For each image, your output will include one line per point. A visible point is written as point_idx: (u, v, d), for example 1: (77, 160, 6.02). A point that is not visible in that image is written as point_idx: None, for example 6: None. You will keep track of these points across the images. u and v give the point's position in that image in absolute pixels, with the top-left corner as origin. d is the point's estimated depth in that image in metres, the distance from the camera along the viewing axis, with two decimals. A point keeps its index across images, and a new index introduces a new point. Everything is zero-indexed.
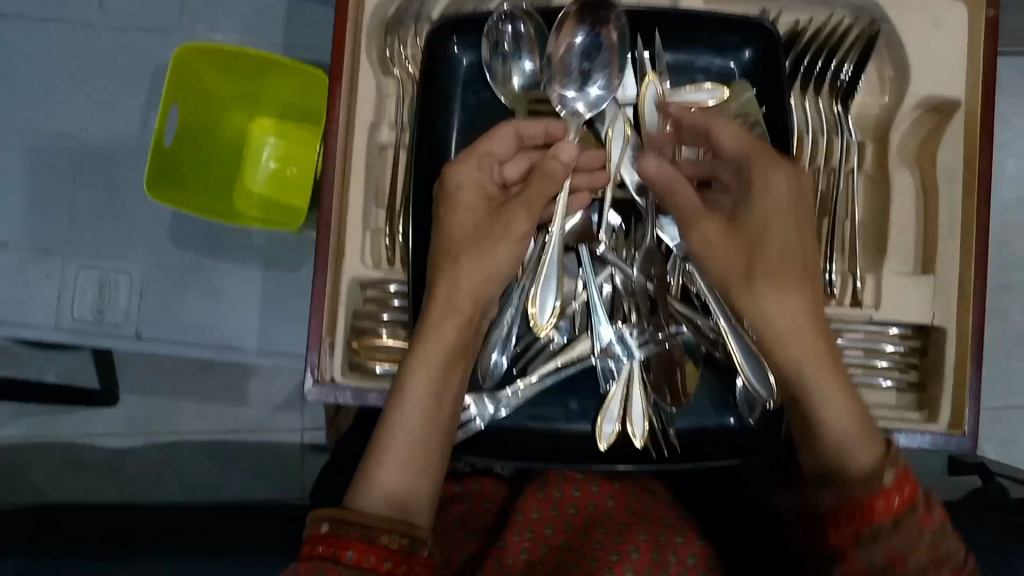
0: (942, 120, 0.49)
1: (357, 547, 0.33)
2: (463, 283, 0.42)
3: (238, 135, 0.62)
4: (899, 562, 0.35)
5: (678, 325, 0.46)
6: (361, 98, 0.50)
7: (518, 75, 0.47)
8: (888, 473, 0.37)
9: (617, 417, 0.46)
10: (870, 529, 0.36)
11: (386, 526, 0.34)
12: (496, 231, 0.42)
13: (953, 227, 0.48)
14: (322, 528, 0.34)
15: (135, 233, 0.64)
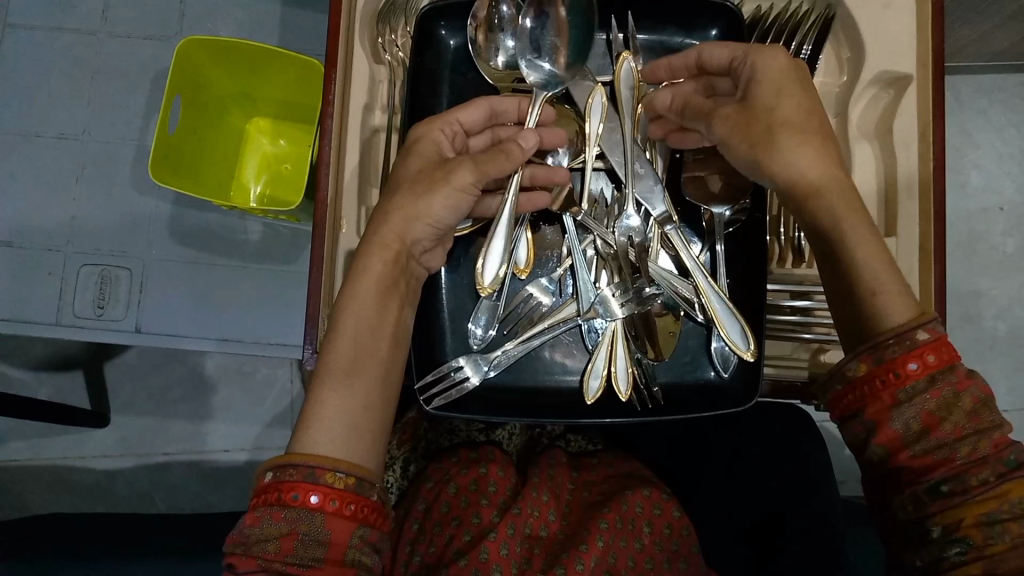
0: (895, 93, 0.53)
1: (302, 489, 0.37)
2: (391, 217, 0.44)
3: (237, 136, 0.66)
4: (935, 424, 0.37)
5: (653, 287, 0.48)
6: (355, 81, 0.53)
7: (501, 53, 0.51)
8: (921, 331, 0.38)
9: (602, 374, 0.48)
10: (903, 392, 0.37)
11: (332, 467, 0.37)
12: (434, 178, 0.44)
13: (912, 193, 0.52)
14: (269, 479, 0.38)
15: (137, 228, 0.66)
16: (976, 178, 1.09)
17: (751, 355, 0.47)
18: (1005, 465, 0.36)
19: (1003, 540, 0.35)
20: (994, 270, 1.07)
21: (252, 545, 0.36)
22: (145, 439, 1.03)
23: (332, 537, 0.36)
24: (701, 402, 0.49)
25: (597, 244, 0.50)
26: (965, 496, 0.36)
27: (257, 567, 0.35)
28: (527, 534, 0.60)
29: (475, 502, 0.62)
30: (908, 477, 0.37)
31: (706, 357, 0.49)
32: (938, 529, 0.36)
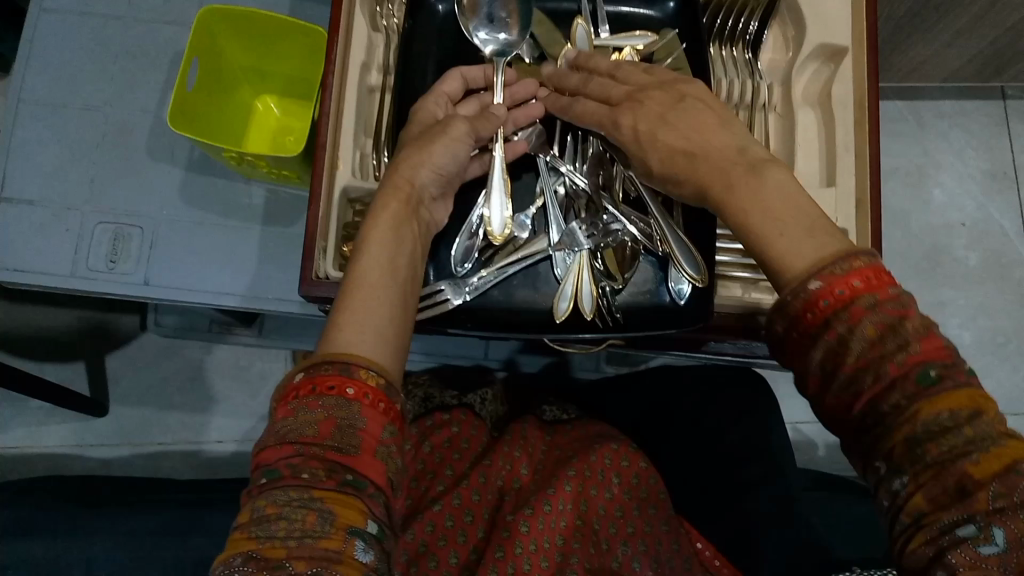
0: (833, 65, 0.60)
1: (338, 380, 0.38)
2: (398, 167, 0.50)
3: (245, 107, 0.72)
4: (841, 360, 0.37)
5: (617, 223, 0.55)
6: (355, 40, 0.60)
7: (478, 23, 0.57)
8: (814, 279, 0.37)
9: (570, 295, 0.54)
10: (810, 335, 0.38)
11: (366, 364, 0.39)
12: (435, 132, 0.51)
13: (847, 146, 0.58)
14: (300, 378, 0.39)
15: (150, 192, 0.72)
16: (939, 197, 1.16)
17: (703, 282, 0.52)
18: (914, 384, 0.35)
19: (932, 464, 0.34)
20: (957, 281, 1.14)
21: (286, 433, 0.37)
22: (141, 429, 1.09)
23: (365, 428, 0.37)
24: (656, 323, 0.55)
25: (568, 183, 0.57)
26: (885, 425, 0.35)
27: (296, 450, 0.36)
28: (498, 484, 0.68)
29: (449, 457, 0.71)
30: (841, 413, 0.38)
31: (664, 284, 0.56)
32: (881, 463, 0.36)
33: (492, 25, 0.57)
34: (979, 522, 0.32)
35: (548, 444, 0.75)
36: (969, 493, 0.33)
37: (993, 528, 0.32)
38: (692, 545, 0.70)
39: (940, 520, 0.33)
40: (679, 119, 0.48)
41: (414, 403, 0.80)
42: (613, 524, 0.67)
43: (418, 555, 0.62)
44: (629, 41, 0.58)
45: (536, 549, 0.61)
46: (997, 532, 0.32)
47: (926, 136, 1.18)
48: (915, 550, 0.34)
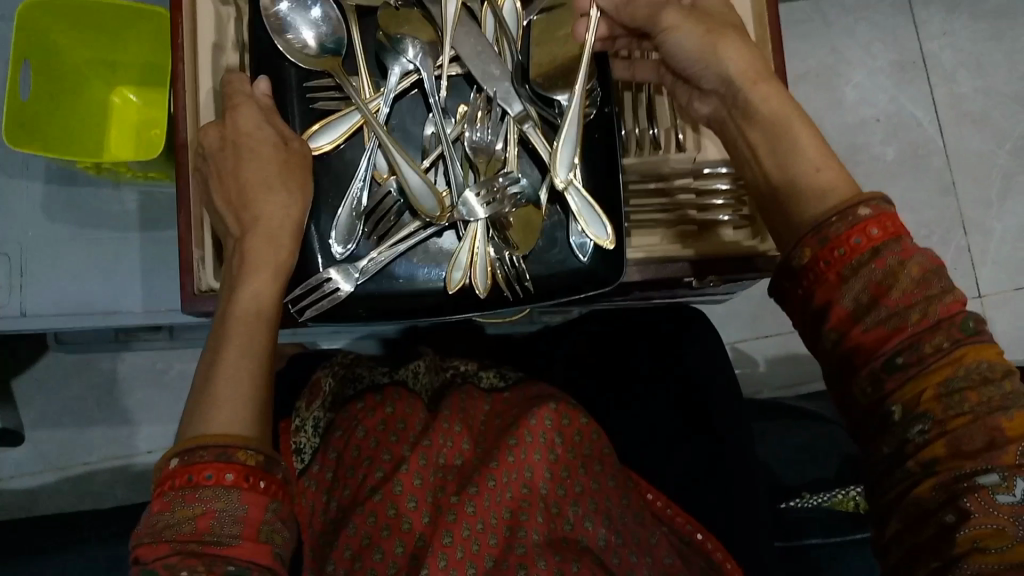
0: None
1: (215, 469, 0.44)
2: (273, 217, 0.51)
3: (99, 104, 0.66)
4: (883, 293, 0.42)
5: (513, 184, 0.52)
6: (202, 20, 0.56)
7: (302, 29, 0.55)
8: (862, 208, 0.44)
9: (464, 265, 0.53)
10: (847, 268, 0.43)
11: (241, 445, 0.45)
12: (291, 169, 0.52)
13: None
14: (176, 464, 0.44)
15: (11, 212, 0.67)
16: (851, 95, 1.14)
17: (611, 244, 0.52)
18: (957, 329, 0.41)
19: (963, 412, 0.40)
20: (878, 178, 1.13)
21: (165, 529, 0.42)
22: (64, 451, 1.02)
23: (244, 513, 0.43)
24: (567, 287, 0.54)
25: (469, 138, 0.54)
26: (919, 366, 0.41)
27: (172, 548, 0.41)
28: (441, 463, 0.65)
29: (386, 440, 0.67)
30: (865, 349, 0.43)
31: (570, 247, 0.54)
32: (899, 409, 0.42)
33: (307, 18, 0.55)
34: (1004, 471, 0.38)
35: (504, 409, 0.72)
36: (998, 445, 0.39)
37: (1016, 478, 0.38)
38: (643, 496, 0.69)
39: (961, 468, 0.39)
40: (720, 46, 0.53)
41: (342, 384, 0.75)
42: (561, 486, 0.65)
43: (362, 549, 0.60)
44: None
45: (483, 528, 0.60)
46: (1017, 482, 0.38)
47: (833, 34, 1.15)
48: (924, 493, 0.40)
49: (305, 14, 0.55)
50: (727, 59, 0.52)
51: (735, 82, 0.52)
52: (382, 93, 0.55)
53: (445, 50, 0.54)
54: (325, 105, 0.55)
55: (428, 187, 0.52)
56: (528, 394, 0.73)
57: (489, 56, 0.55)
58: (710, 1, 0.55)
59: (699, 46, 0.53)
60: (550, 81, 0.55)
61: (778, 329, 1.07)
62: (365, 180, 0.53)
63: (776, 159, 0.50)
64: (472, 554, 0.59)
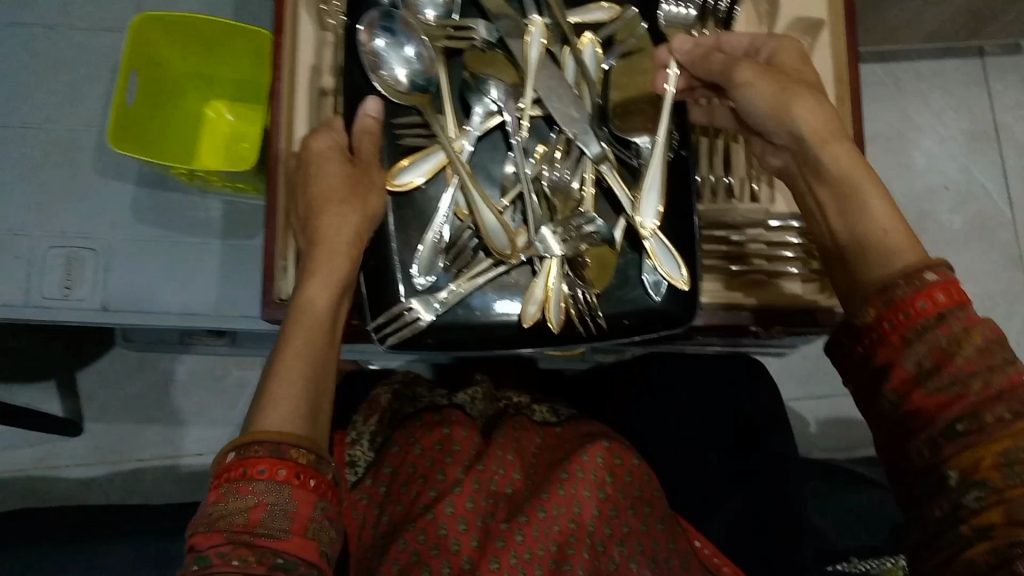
0: (811, 39, 0.62)
1: (269, 464, 0.45)
2: (342, 229, 0.53)
3: (194, 116, 0.70)
4: (946, 360, 0.44)
5: (590, 224, 0.53)
6: (302, 44, 0.60)
7: (394, 65, 0.55)
8: (929, 273, 0.46)
9: (539, 299, 0.53)
10: (911, 331, 0.46)
11: (295, 443, 0.46)
12: (362, 186, 0.54)
13: None
14: (232, 458, 0.45)
15: (101, 210, 0.71)
16: (920, 161, 1.14)
17: (686, 284, 0.53)
18: (1018, 402, 0.43)
19: (1020, 482, 0.41)
20: (943, 246, 1.12)
21: (219, 519, 0.43)
22: (119, 446, 1.06)
23: (294, 509, 0.44)
24: (639, 328, 0.54)
25: (548, 176, 0.55)
26: (980, 433, 0.43)
27: (225, 538, 0.42)
28: (492, 489, 0.66)
29: (439, 461, 0.68)
30: (922, 412, 0.45)
31: (643, 287, 0.54)
32: (956, 474, 0.43)
33: (400, 54, 0.55)
34: None
35: (552, 447, 0.73)
36: None
37: None
38: (689, 542, 0.69)
39: (1014, 535, 0.40)
40: (793, 105, 0.54)
41: (400, 402, 0.77)
42: (608, 524, 0.65)
43: (409, 565, 0.61)
44: (589, 18, 0.57)
45: (529, 558, 0.61)
46: None
47: (906, 99, 1.15)
48: (976, 556, 0.41)
49: (399, 51, 0.55)
50: (800, 116, 0.54)
51: (806, 142, 0.54)
52: (466, 133, 0.55)
53: (529, 93, 0.55)
54: (412, 141, 0.55)
55: (503, 227, 0.53)
56: (578, 431, 0.75)
57: (572, 102, 0.54)
58: (783, 58, 0.57)
59: (772, 103, 0.55)
60: (629, 124, 0.56)
61: (830, 389, 1.06)
62: (447, 212, 0.54)
63: (846, 219, 0.51)
64: None
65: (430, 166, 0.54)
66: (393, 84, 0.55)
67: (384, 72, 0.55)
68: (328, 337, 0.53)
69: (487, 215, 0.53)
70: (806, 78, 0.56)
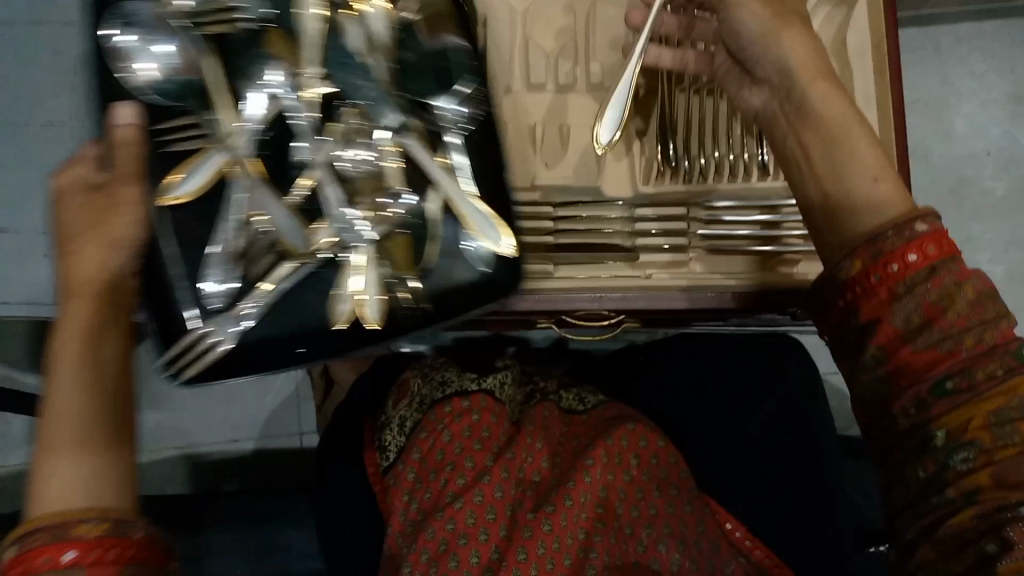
0: (848, 8, 0.59)
1: (53, 549, 0.32)
2: (84, 253, 0.41)
3: None
4: (937, 314, 0.42)
5: (395, 208, 0.49)
6: None
7: (144, 68, 0.49)
8: (919, 224, 0.43)
9: (351, 297, 0.50)
10: (901, 284, 0.43)
11: (83, 515, 0.33)
12: (106, 203, 0.43)
13: (869, 101, 0.58)
14: (11, 553, 0.33)
15: None
16: (961, 127, 1.10)
17: (512, 251, 0.51)
18: (1012, 358, 0.41)
19: (1013, 443, 0.40)
20: (986, 215, 1.09)
21: None
22: None
23: None
24: (468, 301, 0.52)
25: (343, 159, 0.49)
26: (971, 392, 0.41)
27: None
28: (521, 476, 0.66)
29: (468, 447, 0.67)
30: (911, 369, 0.43)
31: (455, 258, 0.51)
32: (942, 434, 0.42)
33: (144, 56, 0.49)
34: None
35: (577, 433, 0.73)
36: None
37: None
38: (721, 526, 0.68)
39: (999, 498, 0.40)
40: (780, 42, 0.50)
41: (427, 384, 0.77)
42: (635, 508, 0.65)
43: (439, 554, 0.60)
44: None
45: (559, 547, 0.60)
46: None
47: (947, 62, 1.10)
48: (964, 522, 0.41)
49: (145, 50, 0.49)
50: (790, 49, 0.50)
51: (792, 78, 0.50)
52: (241, 119, 0.49)
53: (311, 66, 0.49)
54: (184, 147, 0.49)
55: (295, 225, 0.48)
56: (608, 409, 0.75)
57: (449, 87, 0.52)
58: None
59: (761, 31, 0.51)
60: (421, 83, 0.51)
61: None
62: (233, 214, 0.49)
63: (829, 175, 0.48)
64: (545, 572, 0.59)
65: (202, 168, 0.49)
66: (137, 88, 0.49)
67: (132, 79, 0.49)
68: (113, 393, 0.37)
69: (280, 214, 0.48)
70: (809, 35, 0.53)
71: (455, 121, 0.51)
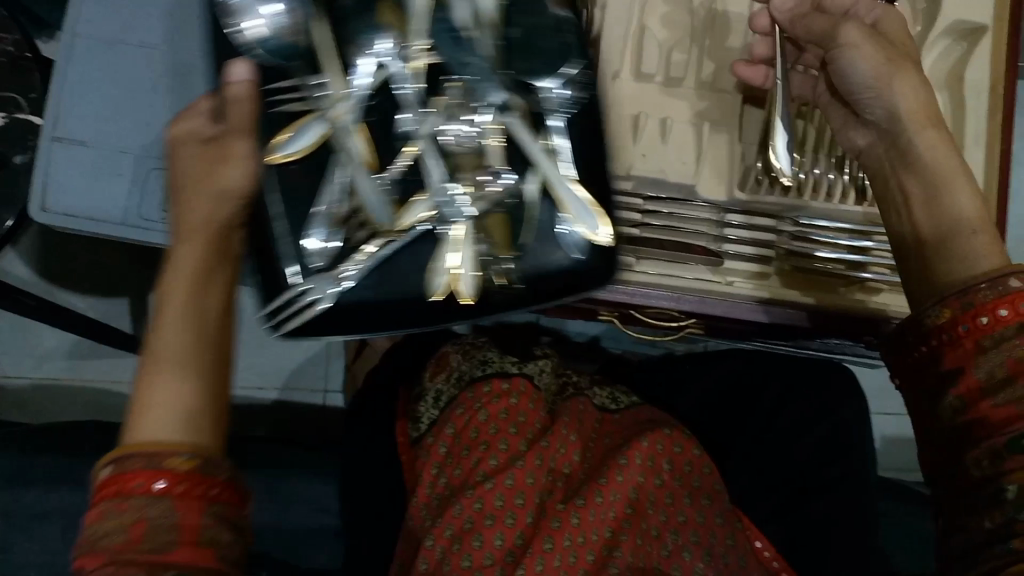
0: (968, 44, 0.62)
1: (146, 477, 0.36)
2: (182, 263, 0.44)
3: None
4: (1021, 372, 0.41)
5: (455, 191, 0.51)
6: None
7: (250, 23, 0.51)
8: (1013, 279, 0.42)
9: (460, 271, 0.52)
10: (987, 337, 0.42)
11: (176, 451, 0.37)
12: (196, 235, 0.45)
13: (978, 141, 0.61)
14: (108, 472, 0.37)
15: None
16: None
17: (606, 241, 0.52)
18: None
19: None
20: None
21: (95, 541, 0.36)
22: None
23: (182, 520, 0.36)
24: (565, 288, 0.53)
25: (451, 133, 0.51)
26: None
27: (102, 561, 0.35)
28: (552, 466, 0.65)
29: (504, 430, 0.66)
30: (987, 421, 0.42)
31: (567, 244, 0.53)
32: (1014, 488, 0.40)
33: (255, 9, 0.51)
34: None
35: (608, 433, 0.71)
36: None
37: None
38: (751, 542, 0.68)
39: None
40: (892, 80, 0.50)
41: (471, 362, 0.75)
42: (664, 512, 0.64)
43: (463, 531, 0.60)
44: None
45: (584, 542, 0.60)
46: None
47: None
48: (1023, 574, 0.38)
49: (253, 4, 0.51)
50: (902, 90, 0.50)
51: (897, 121, 0.50)
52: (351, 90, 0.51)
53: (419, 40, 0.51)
54: (286, 108, 0.52)
55: (383, 201, 0.51)
56: (641, 410, 0.74)
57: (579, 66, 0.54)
58: (890, 25, 0.53)
59: (875, 74, 0.51)
60: (529, 63, 0.52)
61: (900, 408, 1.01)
62: (338, 187, 0.52)
63: (930, 218, 0.48)
64: (568, 565, 0.59)
65: (286, 144, 0.51)
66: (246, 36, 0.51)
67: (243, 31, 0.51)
68: (201, 365, 0.41)
69: (364, 193, 0.51)
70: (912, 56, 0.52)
71: (563, 109, 0.52)
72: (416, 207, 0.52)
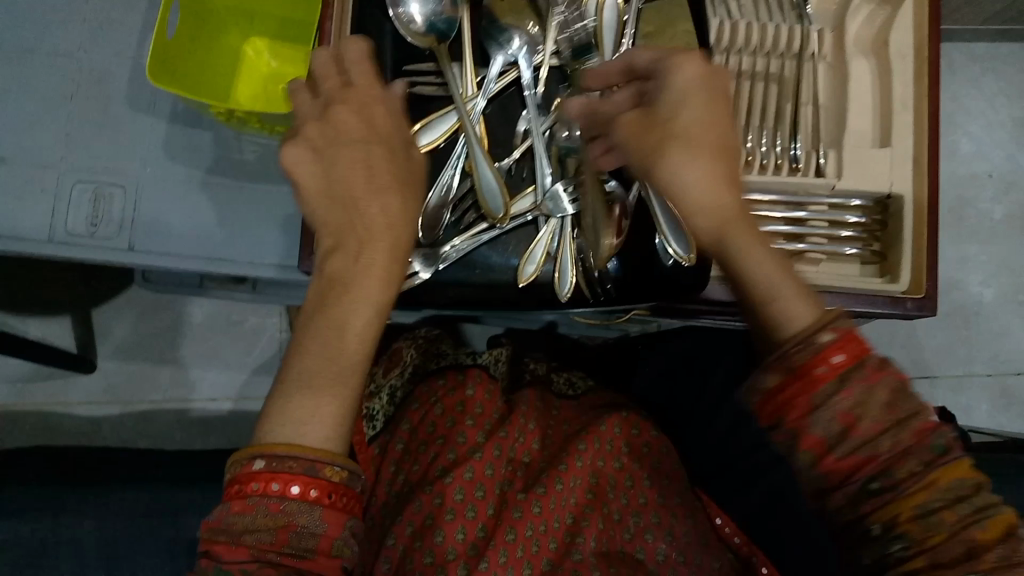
0: (890, 9, 0.68)
1: (301, 482, 0.42)
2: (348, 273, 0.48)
3: (234, 53, 0.70)
4: (852, 423, 0.42)
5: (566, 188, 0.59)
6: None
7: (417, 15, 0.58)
8: (823, 335, 0.43)
9: (537, 259, 0.59)
10: (816, 398, 0.42)
11: (330, 462, 0.43)
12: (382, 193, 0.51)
13: (906, 104, 0.68)
14: (259, 467, 0.42)
15: (134, 147, 0.71)
16: (966, 146, 1.10)
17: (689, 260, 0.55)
18: (926, 453, 0.41)
19: (940, 531, 0.40)
20: (983, 237, 1.09)
21: (244, 535, 0.41)
22: (130, 387, 1.02)
23: (322, 533, 0.42)
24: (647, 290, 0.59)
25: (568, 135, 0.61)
26: (894, 491, 0.41)
27: (250, 555, 0.41)
28: (511, 457, 0.64)
29: (460, 422, 0.65)
30: (838, 475, 0.43)
31: None
32: (878, 526, 0.42)
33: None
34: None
35: (563, 422, 0.71)
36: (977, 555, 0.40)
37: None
38: (710, 519, 0.69)
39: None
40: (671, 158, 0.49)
41: (425, 359, 0.75)
42: (624, 495, 0.64)
43: (423, 527, 0.58)
44: None
45: (545, 530, 0.59)
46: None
47: (954, 82, 1.11)
48: None
49: None
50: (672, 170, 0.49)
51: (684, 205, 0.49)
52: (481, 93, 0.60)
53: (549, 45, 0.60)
54: (422, 89, 0.60)
55: (498, 188, 0.57)
56: (597, 394, 0.75)
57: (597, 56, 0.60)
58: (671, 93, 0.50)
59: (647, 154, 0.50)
60: None
61: None
62: (456, 165, 0.59)
63: (737, 286, 0.48)
64: (530, 555, 0.58)
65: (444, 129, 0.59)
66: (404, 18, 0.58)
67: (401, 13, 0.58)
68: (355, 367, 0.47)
69: (484, 174, 0.58)
70: (704, 122, 0.50)
71: None
72: (529, 197, 0.60)
